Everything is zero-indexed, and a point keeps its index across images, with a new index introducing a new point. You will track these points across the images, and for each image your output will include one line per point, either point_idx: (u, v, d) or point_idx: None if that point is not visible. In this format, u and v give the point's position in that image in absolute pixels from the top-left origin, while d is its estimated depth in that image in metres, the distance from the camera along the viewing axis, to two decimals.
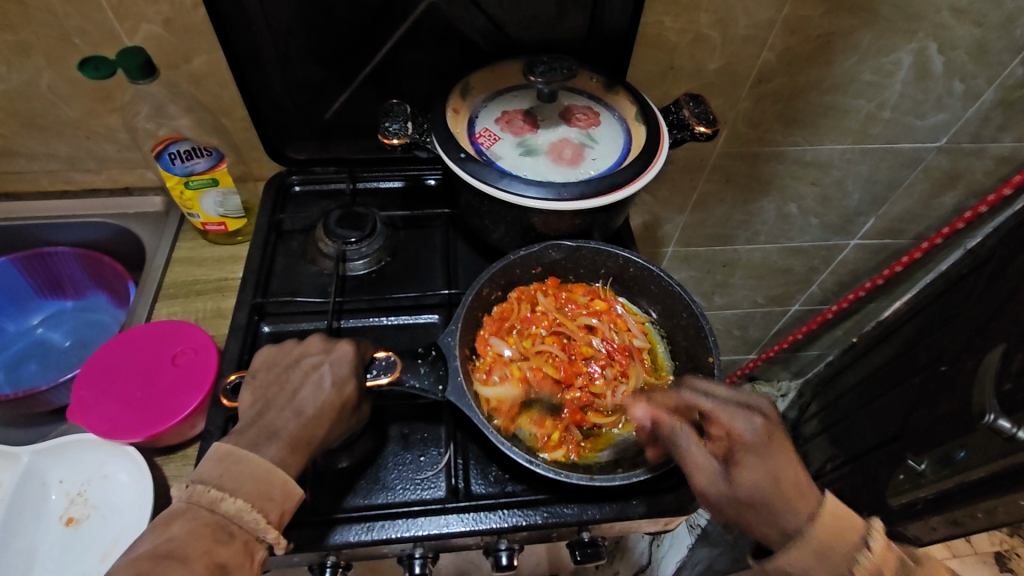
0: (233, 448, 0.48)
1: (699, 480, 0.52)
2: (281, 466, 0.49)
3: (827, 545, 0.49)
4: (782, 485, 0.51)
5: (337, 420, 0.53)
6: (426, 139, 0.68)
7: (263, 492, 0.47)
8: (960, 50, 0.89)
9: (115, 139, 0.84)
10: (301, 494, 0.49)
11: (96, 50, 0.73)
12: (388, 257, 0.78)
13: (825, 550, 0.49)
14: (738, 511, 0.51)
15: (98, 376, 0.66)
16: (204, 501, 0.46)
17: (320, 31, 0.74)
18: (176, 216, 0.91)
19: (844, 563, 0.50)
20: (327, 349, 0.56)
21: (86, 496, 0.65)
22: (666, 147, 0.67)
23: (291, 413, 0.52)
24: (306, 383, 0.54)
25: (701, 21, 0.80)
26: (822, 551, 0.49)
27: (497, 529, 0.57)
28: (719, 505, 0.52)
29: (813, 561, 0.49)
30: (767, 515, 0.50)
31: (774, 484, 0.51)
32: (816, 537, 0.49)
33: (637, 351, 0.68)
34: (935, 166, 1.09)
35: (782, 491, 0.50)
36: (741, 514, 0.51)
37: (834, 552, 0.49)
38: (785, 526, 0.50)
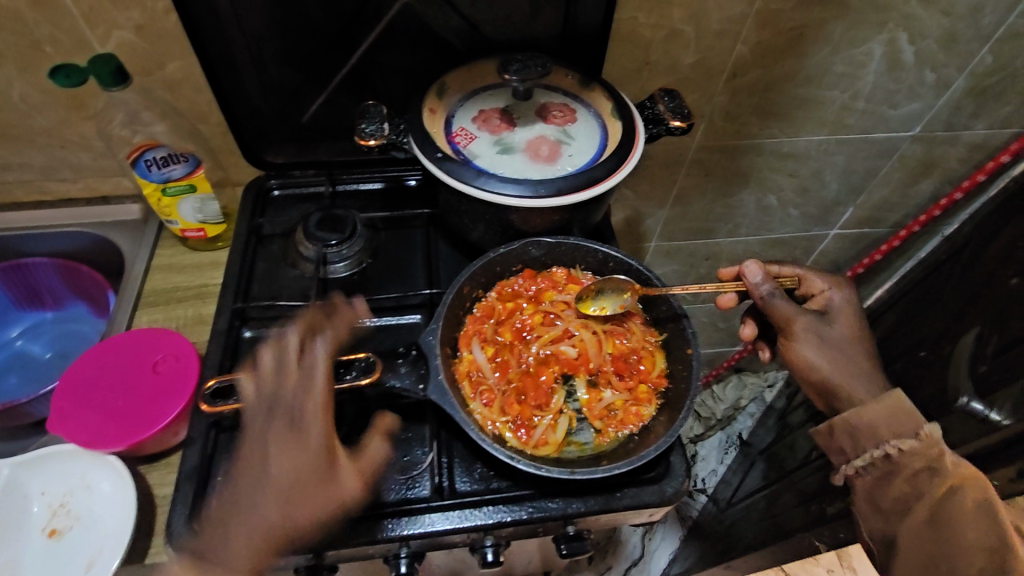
0: None
1: (800, 333, 0.63)
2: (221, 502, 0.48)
3: (887, 413, 0.60)
4: (859, 343, 0.64)
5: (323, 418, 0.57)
6: (403, 140, 0.68)
7: None
8: (929, 40, 0.91)
9: (90, 147, 0.83)
10: None
11: (68, 58, 0.72)
12: (370, 258, 0.78)
13: (887, 408, 0.60)
14: (826, 348, 0.63)
15: (77, 385, 0.65)
16: None
17: (295, 35, 0.74)
18: (155, 223, 0.90)
19: (901, 425, 0.60)
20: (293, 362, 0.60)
21: (68, 507, 0.64)
22: (641, 143, 0.68)
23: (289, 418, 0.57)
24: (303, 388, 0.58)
25: (675, 17, 0.81)
26: (887, 409, 0.60)
27: (482, 526, 0.57)
28: (812, 350, 0.63)
29: (879, 410, 0.61)
30: (849, 361, 0.63)
31: (854, 340, 0.64)
32: (887, 394, 0.61)
33: (632, 315, 0.69)
34: (910, 154, 1.11)
35: (856, 346, 0.64)
36: (831, 355, 0.63)
37: (898, 415, 0.60)
38: (855, 371, 0.63)
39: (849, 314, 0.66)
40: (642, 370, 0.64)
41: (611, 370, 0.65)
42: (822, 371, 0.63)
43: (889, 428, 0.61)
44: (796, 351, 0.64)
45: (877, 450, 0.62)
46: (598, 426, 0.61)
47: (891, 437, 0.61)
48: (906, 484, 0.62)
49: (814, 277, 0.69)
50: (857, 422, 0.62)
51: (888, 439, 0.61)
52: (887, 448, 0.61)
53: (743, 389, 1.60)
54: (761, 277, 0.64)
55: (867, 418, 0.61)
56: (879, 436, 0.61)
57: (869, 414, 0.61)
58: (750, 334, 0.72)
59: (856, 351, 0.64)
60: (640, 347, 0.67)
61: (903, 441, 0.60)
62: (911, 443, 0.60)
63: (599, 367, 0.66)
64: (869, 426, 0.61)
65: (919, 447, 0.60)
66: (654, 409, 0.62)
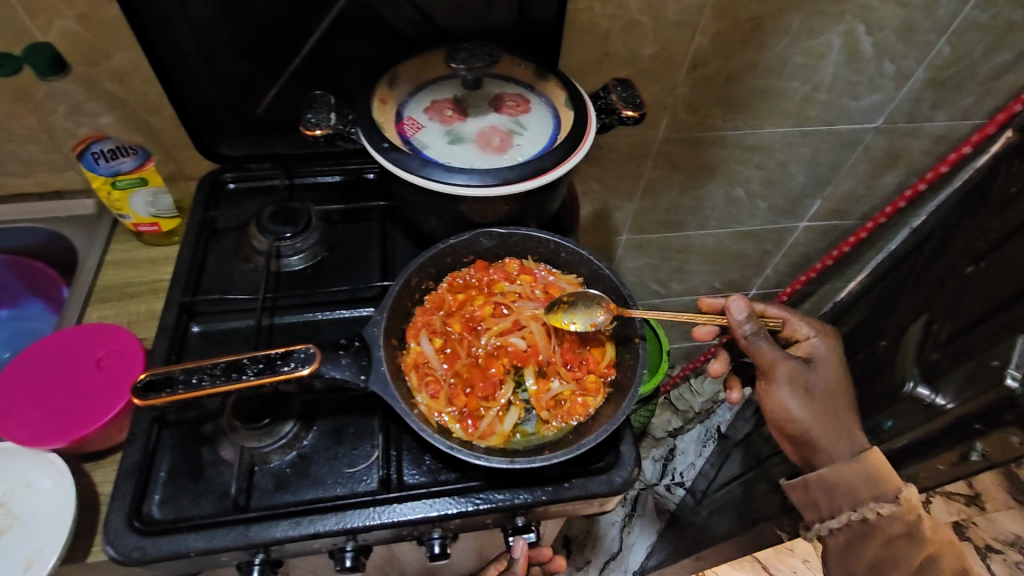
0: None
1: (783, 379, 0.67)
2: None
3: (867, 475, 0.69)
4: (837, 392, 0.70)
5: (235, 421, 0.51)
6: (351, 130, 0.67)
7: None
8: (887, 31, 0.91)
9: (38, 140, 0.81)
10: None
11: (9, 48, 0.70)
12: (325, 252, 0.77)
13: (864, 470, 0.69)
14: (805, 397, 0.68)
15: (18, 382, 0.64)
16: None
17: (244, 25, 0.73)
18: (109, 218, 0.88)
19: (877, 489, 0.69)
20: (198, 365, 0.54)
21: (8, 507, 0.62)
22: (592, 133, 0.67)
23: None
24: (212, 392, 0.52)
25: (631, 7, 0.81)
26: (865, 470, 0.68)
27: (427, 518, 0.57)
28: (789, 397, 0.67)
29: (855, 472, 0.69)
30: (827, 407, 0.69)
31: (834, 388, 0.69)
32: (863, 457, 0.69)
33: None
34: (875, 146, 1.12)
35: (834, 394, 0.69)
36: (807, 404, 0.68)
37: (876, 477, 0.69)
38: (826, 421, 0.69)
39: (830, 363, 0.70)
40: (590, 361, 0.65)
41: (560, 361, 0.65)
42: (794, 416, 0.68)
43: (868, 490, 0.69)
44: (777, 395, 0.68)
45: (854, 511, 0.70)
46: (544, 418, 0.61)
47: (869, 500, 0.69)
48: (887, 546, 0.69)
49: (801, 325, 0.73)
50: (834, 481, 0.70)
51: (867, 501, 0.69)
52: (864, 511, 0.69)
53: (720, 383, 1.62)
54: (746, 314, 0.65)
55: (846, 478, 0.69)
56: (858, 496, 0.69)
57: (848, 474, 0.69)
58: (716, 370, 0.79)
59: (832, 402, 0.69)
60: (590, 338, 0.67)
61: (881, 504, 0.68)
62: (890, 506, 0.68)
63: (548, 359, 0.65)
64: (850, 488, 0.69)
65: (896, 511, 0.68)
66: (602, 401, 0.62)
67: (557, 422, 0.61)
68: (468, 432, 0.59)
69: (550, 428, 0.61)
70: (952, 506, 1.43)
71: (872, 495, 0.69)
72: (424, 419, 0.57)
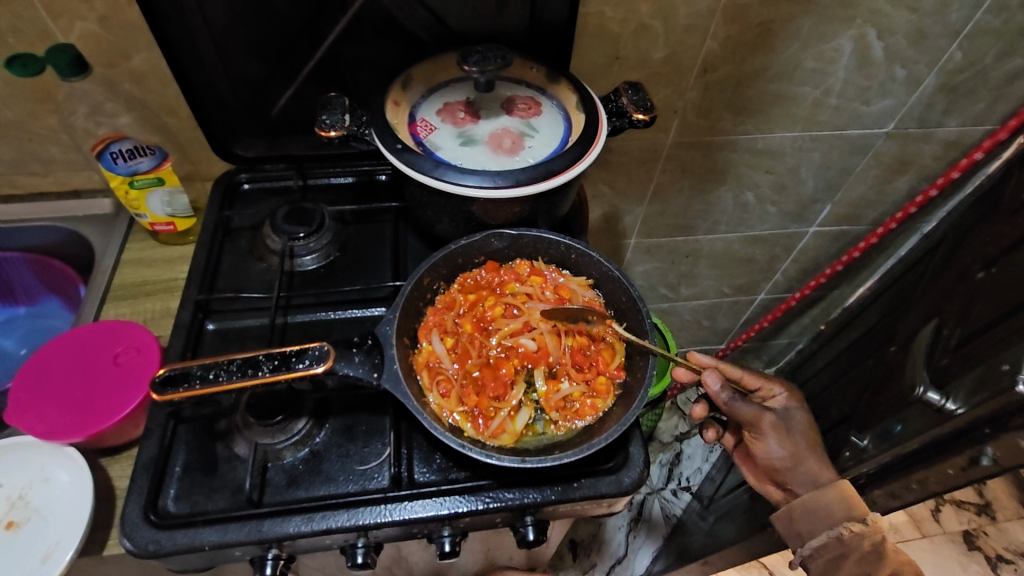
0: None
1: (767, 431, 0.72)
2: None
3: (840, 498, 0.71)
4: (812, 434, 0.75)
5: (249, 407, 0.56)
6: (365, 131, 0.68)
7: None
8: (898, 36, 0.91)
9: (58, 140, 0.83)
10: None
11: (31, 49, 0.72)
12: (338, 252, 0.78)
13: (838, 492, 0.71)
14: (788, 443, 0.73)
15: (38, 376, 0.65)
16: None
17: (260, 27, 0.74)
18: (125, 218, 0.90)
19: (851, 509, 0.70)
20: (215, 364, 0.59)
21: (27, 500, 0.63)
22: (603, 136, 0.68)
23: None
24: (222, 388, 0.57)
25: (642, 11, 0.81)
26: (838, 493, 0.70)
27: (437, 516, 0.57)
28: (774, 446, 0.73)
29: (831, 496, 0.71)
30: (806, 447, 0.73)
31: (810, 431, 0.75)
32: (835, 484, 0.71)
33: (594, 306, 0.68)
34: (885, 151, 1.11)
35: (812, 436, 0.74)
36: (790, 450, 0.73)
37: (849, 498, 0.71)
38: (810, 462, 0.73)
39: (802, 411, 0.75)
40: (600, 362, 0.65)
41: (570, 362, 0.65)
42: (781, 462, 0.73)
43: (842, 511, 0.70)
44: (762, 442, 0.73)
45: (831, 530, 0.71)
46: (553, 419, 0.62)
47: (844, 519, 0.70)
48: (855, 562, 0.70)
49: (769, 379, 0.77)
50: (811, 504, 0.72)
51: (841, 520, 0.70)
52: (840, 529, 0.70)
53: None
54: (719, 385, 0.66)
55: (821, 501, 0.71)
56: (834, 517, 0.71)
57: (824, 497, 0.71)
58: (700, 413, 0.76)
59: (812, 443, 0.74)
60: (601, 338, 0.67)
61: (854, 523, 0.70)
62: (860, 525, 0.70)
63: (557, 359, 0.65)
64: (826, 510, 0.71)
65: (867, 530, 0.70)
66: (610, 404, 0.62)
67: (565, 423, 0.61)
68: (478, 431, 0.59)
69: (558, 429, 0.61)
70: (962, 515, 1.42)
71: (846, 514, 0.70)
72: (435, 417, 0.58)
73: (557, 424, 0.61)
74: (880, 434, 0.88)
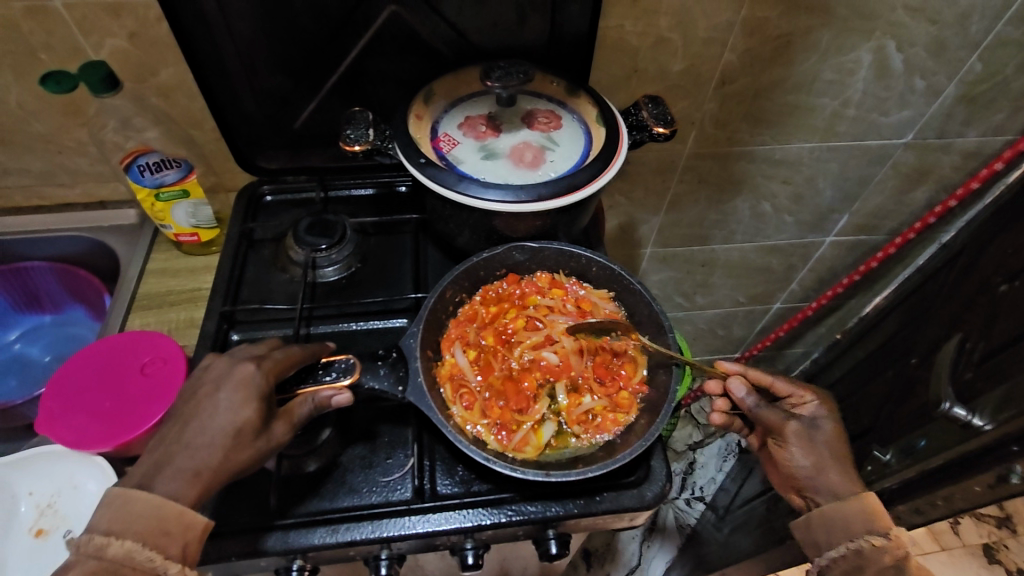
0: (122, 491, 0.46)
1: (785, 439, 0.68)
2: (178, 498, 0.46)
3: (862, 509, 0.63)
4: (842, 449, 0.68)
5: (257, 424, 0.50)
6: (388, 145, 0.69)
7: (159, 528, 0.45)
8: (918, 47, 0.91)
9: (87, 152, 0.85)
10: (205, 523, 0.47)
11: (63, 65, 0.73)
12: (359, 263, 0.79)
13: (860, 505, 0.63)
14: (812, 454, 0.67)
15: (67, 387, 0.66)
16: (90, 549, 0.44)
17: (285, 43, 0.75)
18: (150, 229, 0.92)
19: (874, 524, 0.62)
20: (227, 373, 0.52)
21: (56, 507, 0.65)
22: (624, 149, 0.68)
23: (203, 426, 0.49)
24: (228, 400, 0.50)
25: (661, 24, 0.82)
26: (860, 504, 0.63)
27: (461, 528, 0.58)
28: (796, 457, 0.68)
29: (852, 507, 0.63)
30: (833, 462, 0.67)
31: (839, 444, 0.68)
32: (859, 496, 0.64)
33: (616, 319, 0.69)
34: (904, 161, 1.11)
35: (840, 451, 0.68)
36: (814, 462, 0.67)
37: (873, 512, 0.62)
38: (838, 477, 0.66)
39: (834, 423, 0.69)
40: (621, 377, 0.65)
41: (592, 376, 0.65)
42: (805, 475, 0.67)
43: (861, 523, 0.62)
44: (784, 452, 0.69)
45: (850, 541, 0.62)
46: (575, 433, 0.62)
47: (864, 532, 0.62)
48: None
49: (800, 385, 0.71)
50: (831, 514, 0.64)
51: (861, 533, 0.62)
52: (859, 541, 0.61)
53: None
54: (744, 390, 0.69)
55: (841, 510, 0.63)
56: (851, 528, 0.63)
57: (843, 508, 0.63)
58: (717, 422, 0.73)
59: (840, 457, 0.68)
60: (622, 353, 0.67)
61: (874, 536, 0.61)
62: (881, 540, 0.61)
63: (578, 374, 0.65)
64: (846, 519, 0.63)
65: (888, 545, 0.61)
66: (632, 418, 0.62)
67: (587, 437, 0.62)
68: (500, 445, 0.59)
69: (580, 442, 0.61)
70: (981, 528, 1.40)
71: (866, 527, 0.62)
72: (459, 429, 0.59)
73: (579, 437, 0.62)
74: (902, 448, 0.87)
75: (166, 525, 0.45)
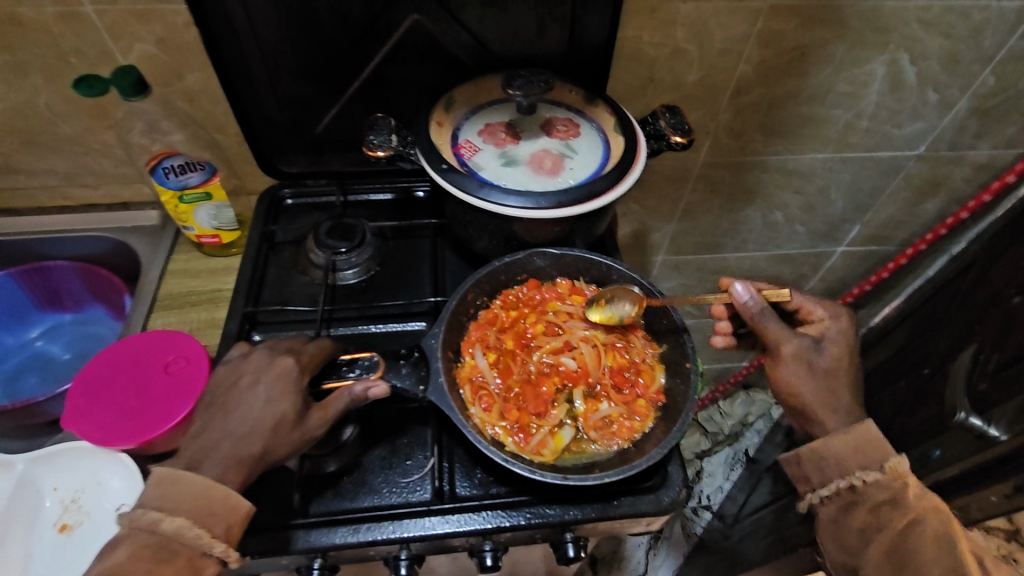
0: (170, 471, 0.48)
1: (787, 355, 0.64)
2: (224, 482, 0.48)
3: (858, 441, 0.61)
4: (844, 373, 0.65)
5: (293, 417, 0.52)
6: (410, 151, 0.70)
7: (205, 508, 0.47)
8: (931, 60, 0.92)
9: (112, 154, 0.86)
10: (248, 506, 0.49)
11: (93, 69, 0.75)
12: (378, 266, 0.80)
13: (857, 437, 0.62)
14: (812, 377, 0.64)
15: (93, 384, 0.67)
16: (143, 523, 0.46)
17: (309, 49, 0.77)
18: (172, 230, 0.93)
19: (869, 458, 0.61)
20: (267, 364, 0.55)
21: (80, 503, 0.66)
22: (641, 158, 0.69)
23: (245, 415, 0.51)
24: (267, 391, 0.52)
25: (678, 36, 0.83)
26: (856, 438, 0.61)
27: (480, 530, 0.59)
28: (795, 377, 0.64)
29: (846, 440, 0.62)
30: (833, 389, 0.64)
31: (841, 371, 0.65)
32: (855, 427, 0.62)
33: (634, 328, 0.70)
34: (916, 173, 1.12)
35: (843, 377, 0.65)
36: (814, 384, 0.64)
37: (866, 445, 0.61)
38: (834, 403, 0.64)
39: (841, 347, 0.65)
40: (639, 385, 0.66)
41: (610, 382, 0.66)
42: (802, 398, 0.64)
43: (855, 459, 0.61)
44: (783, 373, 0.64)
45: (841, 479, 0.62)
46: (592, 438, 0.62)
47: (858, 467, 0.61)
48: (866, 515, 0.61)
49: (811, 304, 0.68)
50: (825, 448, 0.62)
51: (855, 469, 0.61)
52: (850, 479, 0.61)
53: (751, 406, 1.63)
54: (750, 295, 0.64)
55: (834, 447, 0.62)
56: (845, 465, 0.62)
57: (839, 441, 0.62)
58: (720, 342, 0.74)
59: (841, 384, 0.64)
60: (640, 361, 0.68)
61: (868, 472, 0.61)
62: (875, 475, 0.61)
63: (596, 380, 0.66)
64: (839, 457, 0.62)
65: (882, 480, 0.61)
66: (650, 425, 0.63)
67: (604, 442, 0.62)
68: (518, 447, 0.60)
69: (597, 447, 0.62)
70: None
71: (860, 463, 0.61)
72: (479, 430, 0.59)
73: (596, 443, 0.62)
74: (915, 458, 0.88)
75: (213, 505, 0.47)
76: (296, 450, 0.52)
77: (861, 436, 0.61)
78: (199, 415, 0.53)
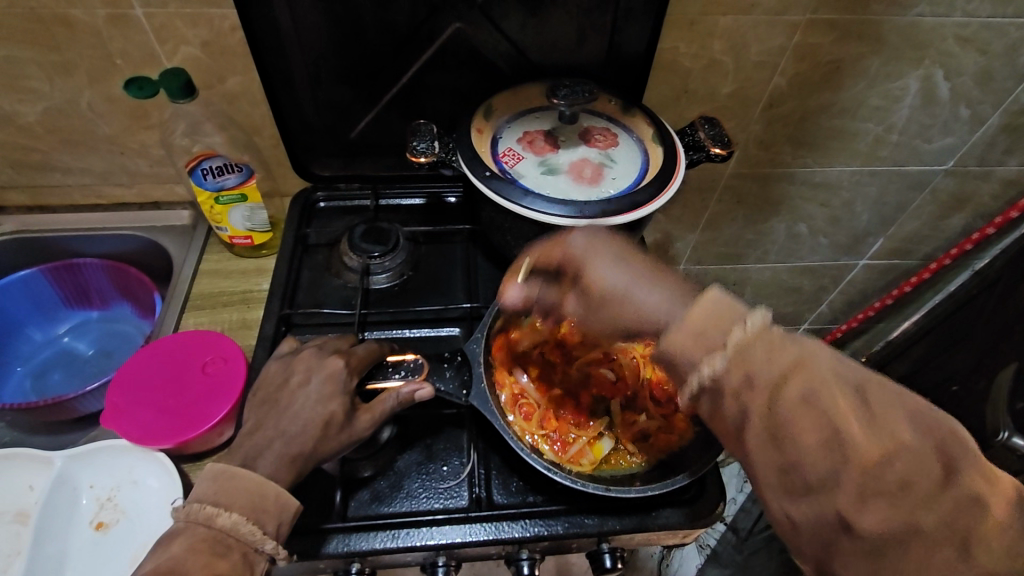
0: (225, 467, 0.49)
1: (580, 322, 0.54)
2: (274, 480, 0.49)
3: (687, 320, 0.42)
4: (638, 276, 0.50)
5: (342, 416, 0.53)
6: (452, 157, 0.70)
7: (258, 504, 0.47)
8: (965, 76, 0.92)
9: (148, 154, 0.87)
10: (297, 505, 0.49)
11: (137, 70, 0.76)
12: (411, 271, 0.81)
13: (694, 315, 0.41)
14: (612, 304, 0.50)
15: (131, 382, 0.68)
16: (200, 518, 0.46)
17: (352, 55, 0.77)
18: (203, 230, 0.94)
19: (717, 332, 0.41)
20: (317, 364, 0.56)
21: (116, 501, 0.66)
22: (681, 168, 0.69)
23: (295, 415, 0.52)
24: (317, 390, 0.53)
25: (715, 48, 0.83)
26: (684, 321, 0.41)
27: (519, 538, 0.58)
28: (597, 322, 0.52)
29: (685, 327, 0.42)
30: (631, 305, 0.48)
31: (627, 275, 0.50)
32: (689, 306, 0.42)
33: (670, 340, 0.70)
34: (943, 188, 1.11)
35: (638, 280, 0.49)
36: (621, 309, 0.49)
37: (705, 317, 0.41)
38: (655, 307, 0.47)
39: (605, 257, 0.52)
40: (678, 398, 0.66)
41: (648, 395, 0.66)
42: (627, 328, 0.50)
43: (697, 342, 0.41)
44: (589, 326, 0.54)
45: (693, 378, 0.41)
46: (625, 449, 0.63)
47: (704, 355, 0.41)
48: (732, 409, 0.40)
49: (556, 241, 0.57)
50: (667, 357, 0.43)
51: (701, 357, 0.41)
52: (700, 377, 0.41)
53: None
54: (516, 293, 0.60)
55: (667, 343, 0.42)
56: (689, 358, 0.41)
57: (671, 331, 0.42)
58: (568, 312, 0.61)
59: (640, 285, 0.49)
60: None
61: (713, 357, 0.40)
62: (723, 355, 0.40)
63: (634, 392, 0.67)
64: (675, 354, 0.42)
65: (737, 357, 0.40)
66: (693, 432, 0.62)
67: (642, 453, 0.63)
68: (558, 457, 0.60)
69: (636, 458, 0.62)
70: None
71: (706, 343, 0.41)
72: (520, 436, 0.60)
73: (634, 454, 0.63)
74: None
75: (264, 502, 0.48)
76: (342, 452, 0.53)
77: (695, 305, 0.41)
78: (251, 414, 0.54)
